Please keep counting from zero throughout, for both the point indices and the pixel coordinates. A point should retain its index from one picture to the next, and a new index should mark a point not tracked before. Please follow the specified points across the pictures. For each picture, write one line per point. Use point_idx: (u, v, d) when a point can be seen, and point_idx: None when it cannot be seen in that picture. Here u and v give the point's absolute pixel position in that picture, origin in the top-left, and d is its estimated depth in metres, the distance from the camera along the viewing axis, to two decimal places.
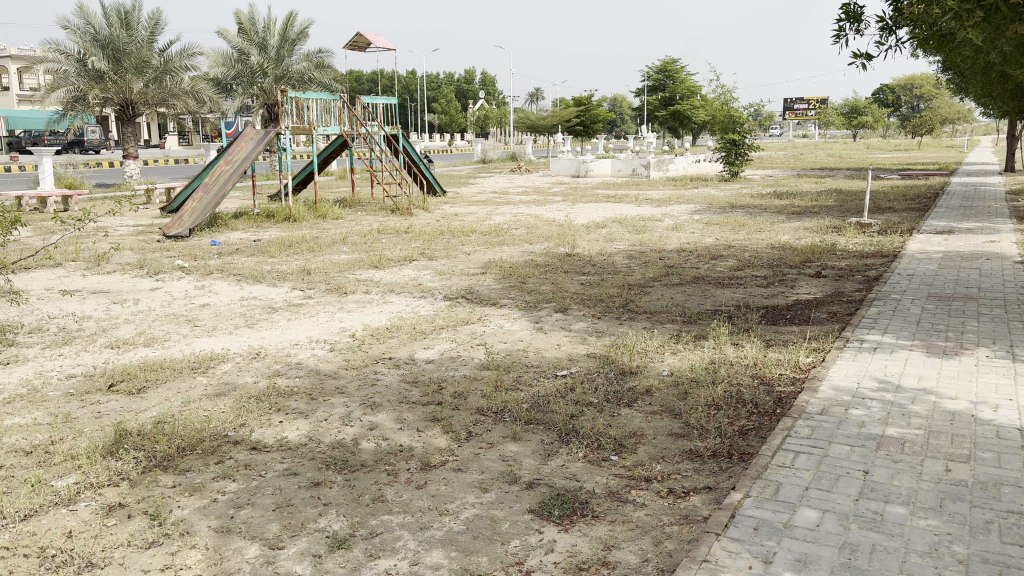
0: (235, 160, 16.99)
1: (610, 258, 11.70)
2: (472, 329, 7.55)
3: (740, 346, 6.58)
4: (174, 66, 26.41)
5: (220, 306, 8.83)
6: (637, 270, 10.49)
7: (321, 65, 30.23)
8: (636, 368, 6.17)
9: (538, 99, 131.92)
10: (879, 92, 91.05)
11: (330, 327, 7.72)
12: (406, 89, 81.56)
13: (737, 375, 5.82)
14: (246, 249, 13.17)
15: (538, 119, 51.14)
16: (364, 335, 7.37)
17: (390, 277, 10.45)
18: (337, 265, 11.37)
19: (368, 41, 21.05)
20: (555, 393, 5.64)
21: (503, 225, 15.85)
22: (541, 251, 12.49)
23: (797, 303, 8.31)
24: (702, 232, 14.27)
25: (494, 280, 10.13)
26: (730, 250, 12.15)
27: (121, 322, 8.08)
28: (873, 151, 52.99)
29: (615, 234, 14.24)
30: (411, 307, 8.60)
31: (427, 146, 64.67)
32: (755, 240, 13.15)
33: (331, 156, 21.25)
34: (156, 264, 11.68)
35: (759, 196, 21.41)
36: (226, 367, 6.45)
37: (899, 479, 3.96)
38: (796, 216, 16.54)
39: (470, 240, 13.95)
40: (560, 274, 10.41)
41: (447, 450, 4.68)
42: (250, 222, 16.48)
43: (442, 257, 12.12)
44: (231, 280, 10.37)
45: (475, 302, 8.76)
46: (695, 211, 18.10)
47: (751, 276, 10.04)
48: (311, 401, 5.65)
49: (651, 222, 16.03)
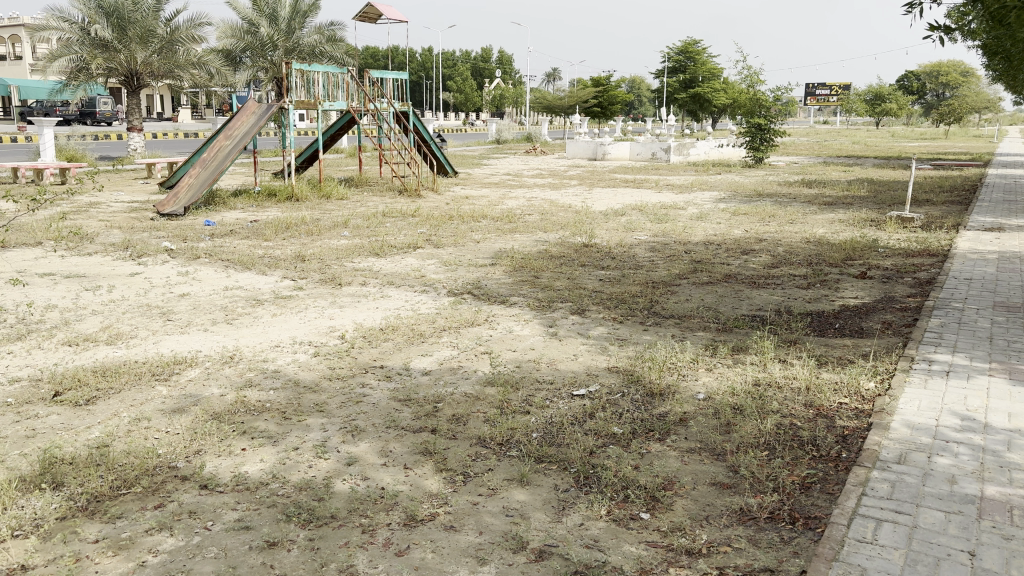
0: (234, 136, 16.11)
1: (631, 250, 10.80)
2: (478, 332, 6.67)
3: (788, 365, 5.68)
4: (180, 36, 25.49)
5: (199, 296, 7.98)
6: (661, 265, 9.57)
7: (333, 39, 29.26)
8: (667, 388, 5.27)
9: (556, 79, 130.27)
10: (904, 79, 88.96)
11: (317, 326, 6.86)
12: (420, 67, 80.47)
13: (788, 404, 4.94)
14: (242, 230, 12.33)
15: (555, 99, 49.96)
16: (355, 337, 6.49)
17: (390, 266, 9.60)
18: (335, 251, 10.51)
19: (379, 12, 20.02)
20: (573, 420, 4.77)
21: (516, 210, 14.93)
22: (557, 240, 11.60)
23: (844, 312, 7.39)
24: (729, 223, 13.33)
25: (505, 272, 9.26)
26: (761, 244, 11.23)
27: (87, 314, 7.23)
28: (897, 139, 51.71)
29: (636, 222, 13.31)
30: (411, 303, 7.72)
31: (441, 126, 63.78)
32: (787, 234, 12.21)
33: (338, 134, 20.35)
34: (141, 245, 10.86)
35: (785, 184, 20.40)
36: (192, 374, 5.59)
37: (1017, 566, 3.06)
38: (829, 207, 15.57)
39: (481, 225, 13.06)
40: (577, 268, 9.51)
41: (440, 496, 3.80)
42: (249, 201, 15.67)
43: (449, 245, 11.25)
44: (218, 265, 9.52)
45: (483, 298, 7.88)
46: (720, 198, 17.11)
47: (788, 275, 9.11)
48: (283, 422, 4.80)
49: (673, 210, 15.10)
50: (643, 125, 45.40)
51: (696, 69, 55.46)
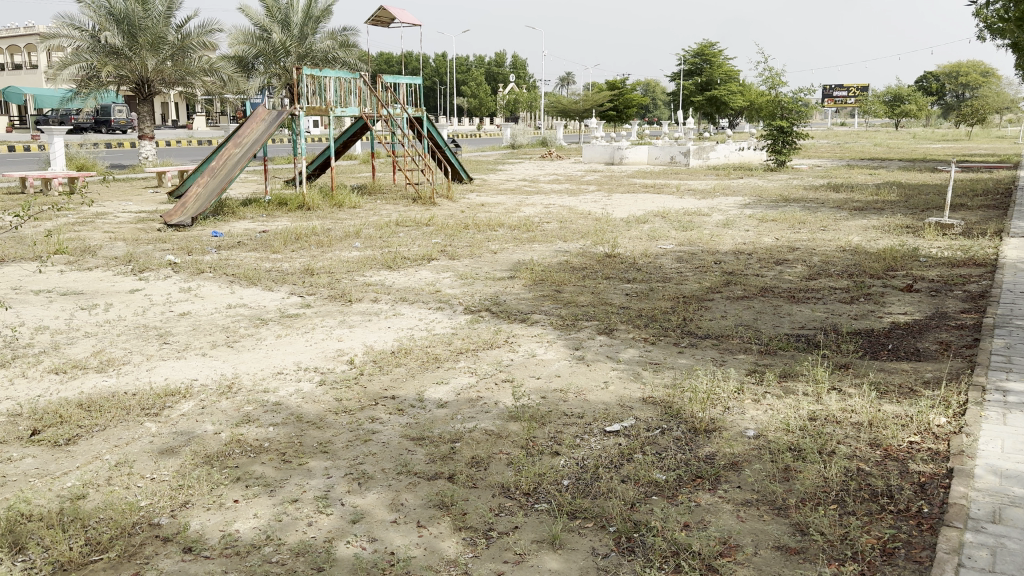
0: (243, 144, 15.67)
1: (657, 260, 10.27)
2: (498, 356, 6.13)
3: (845, 396, 5.11)
4: (191, 42, 25.19)
5: (200, 316, 7.49)
6: (690, 278, 9.00)
7: (346, 44, 28.94)
8: (712, 424, 4.71)
9: (570, 83, 129.74)
10: (924, 80, 87.74)
11: (325, 349, 6.35)
12: (434, 73, 80.24)
13: (851, 445, 4.37)
14: (250, 241, 11.88)
15: (569, 103, 49.38)
16: (364, 363, 5.97)
17: (404, 280, 9.11)
18: (346, 263, 10.02)
19: (392, 16, 19.59)
20: (608, 463, 4.22)
21: (533, 218, 14.41)
22: (578, 250, 11.06)
23: (895, 331, 6.80)
24: (757, 230, 12.75)
25: (525, 286, 8.73)
26: (795, 253, 10.63)
27: (79, 337, 6.75)
28: (918, 141, 50.88)
29: (659, 230, 12.76)
30: (426, 322, 7.19)
31: (455, 131, 63.40)
32: (820, 242, 11.60)
33: (350, 140, 19.90)
34: (145, 259, 10.42)
35: (811, 188, 19.75)
36: (185, 409, 5.08)
37: None
38: (860, 213, 14.96)
39: (498, 234, 12.54)
40: (601, 281, 8.96)
41: (459, 564, 3.26)
42: (259, 211, 15.23)
43: (465, 256, 10.73)
44: (222, 280, 9.04)
45: (502, 316, 7.35)
46: (745, 204, 16.51)
47: (828, 288, 8.54)
48: (283, 465, 4.28)
49: (697, 216, 14.53)
50: (660, 127, 44.80)
51: (713, 71, 54.79)
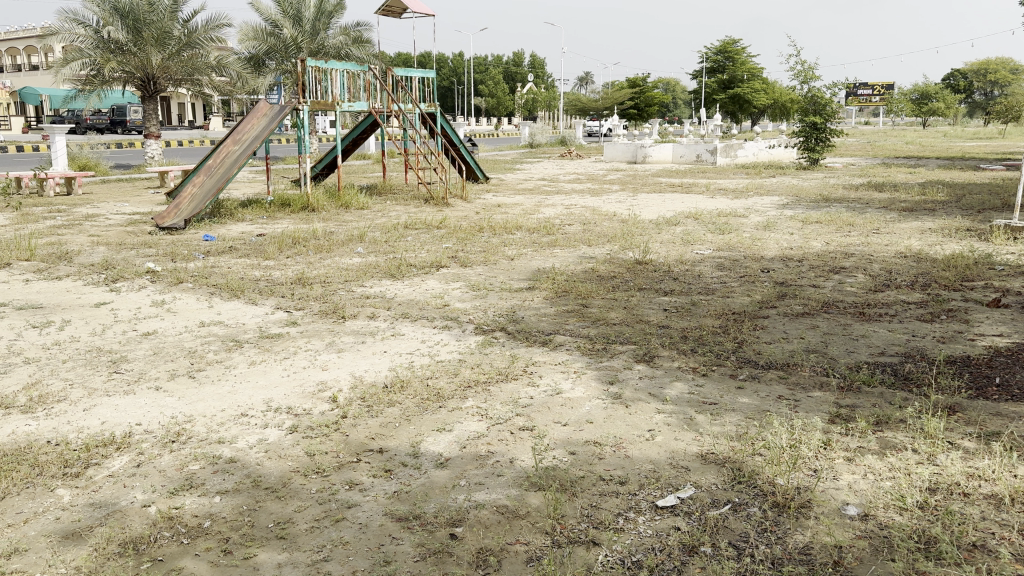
0: (243, 140, 14.65)
1: (695, 268, 9.10)
2: (514, 391, 4.98)
3: (967, 456, 3.93)
4: (198, 38, 24.21)
5: (166, 336, 6.39)
6: (738, 290, 7.80)
7: (359, 40, 27.94)
8: (802, 499, 3.54)
9: (588, 82, 128.36)
10: (953, 77, 85.78)
11: (305, 381, 5.22)
12: (452, 72, 79.10)
13: (998, 537, 3.20)
14: (242, 245, 10.83)
15: (589, 101, 48.08)
16: (349, 401, 4.81)
17: (408, 291, 8.02)
18: (343, 272, 8.92)
19: (404, 5, 18.48)
20: (668, 564, 3.07)
21: (554, 220, 13.29)
22: (604, 256, 9.89)
23: (998, 358, 5.58)
24: (803, 234, 11.55)
25: (547, 299, 7.57)
26: (851, 262, 9.41)
27: (16, 364, 5.68)
28: (949, 140, 49.31)
29: (693, 233, 11.58)
30: (429, 345, 6.05)
31: (472, 131, 62.32)
32: (876, 248, 10.36)
33: (360, 138, 18.82)
34: (122, 266, 9.37)
35: (851, 188, 18.45)
36: (115, 469, 3.96)
37: None
38: (911, 214, 13.68)
39: (515, 238, 11.39)
40: (634, 293, 7.77)
41: None
42: (259, 212, 14.18)
43: (478, 263, 9.59)
44: (202, 291, 7.95)
45: (519, 338, 6.18)
46: (784, 204, 15.26)
47: (901, 303, 7.33)
48: (224, 558, 3.16)
49: (733, 218, 13.32)
50: (683, 125, 43.47)
51: (735, 68, 53.24)
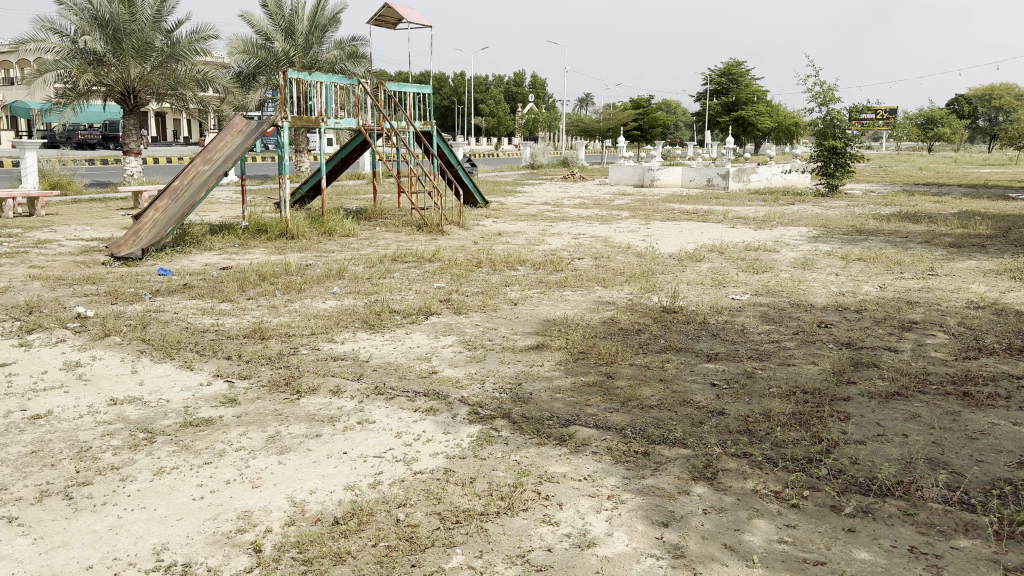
0: (214, 160, 13.16)
1: (736, 319, 7.56)
2: (522, 534, 3.41)
3: None
4: (183, 49, 22.79)
5: (60, 422, 4.81)
6: (799, 356, 6.24)
7: (355, 55, 26.52)
8: None
9: (589, 103, 127.31)
10: (957, 103, 84.90)
11: (226, 510, 3.65)
12: (452, 91, 77.98)
13: None
14: (202, 282, 9.28)
15: (592, 122, 46.74)
16: (280, 554, 3.26)
17: (387, 349, 6.48)
18: (312, 320, 7.37)
19: (400, 15, 17.04)
20: None
21: (562, 253, 11.78)
22: (625, 302, 8.33)
23: None
24: (848, 275, 10.04)
25: (561, 365, 6.00)
26: (920, 314, 7.85)
27: None
28: (962, 166, 47.96)
29: (724, 272, 10.04)
30: (408, 440, 4.48)
31: (471, 152, 60.85)
32: (942, 295, 8.81)
33: (348, 157, 17.29)
34: (47, 309, 7.78)
35: (883, 219, 17.00)
36: None
37: None
38: (962, 252, 12.18)
39: (519, 277, 9.84)
40: (668, 356, 6.21)
41: None
42: (231, 239, 12.66)
43: (476, 309, 8.04)
44: (132, 348, 6.38)
45: (527, 431, 4.60)
46: (815, 237, 13.75)
47: (1009, 378, 5.77)
48: None
49: (764, 253, 11.82)
50: (688, 147, 42.05)
51: (741, 90, 52.01)
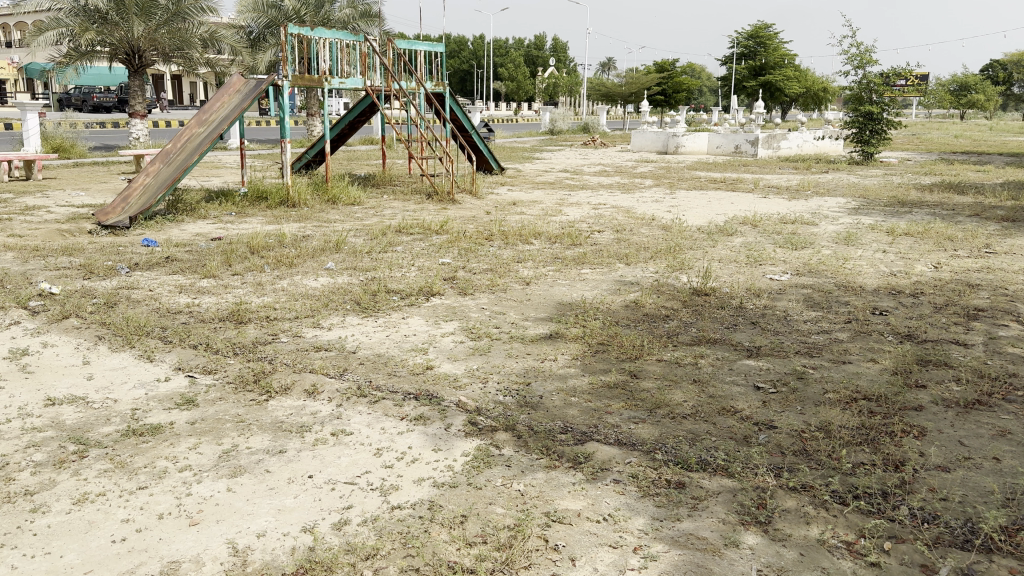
0: (210, 122, 12.32)
1: (777, 304, 6.66)
2: None
3: None
4: (187, 7, 21.83)
5: None
6: (855, 351, 5.35)
7: (368, 14, 25.45)
8: None
9: (611, 68, 124.66)
10: (992, 68, 82.07)
11: (147, 562, 2.87)
12: (471, 55, 76.33)
13: None
14: (187, 254, 8.51)
15: (614, 86, 45.33)
16: None
17: (378, 337, 5.66)
18: (299, 301, 6.57)
19: None
20: None
21: (581, 224, 10.88)
22: (651, 282, 7.46)
23: None
24: (898, 252, 9.07)
25: (578, 360, 5.16)
26: (986, 300, 6.92)
27: None
28: (998, 134, 46.13)
29: (759, 248, 9.11)
30: (389, 460, 3.67)
31: (489, 117, 59.61)
32: (1007, 277, 7.84)
33: (355, 120, 16.36)
34: (11, 284, 7.04)
35: (925, 189, 15.92)
36: None
37: None
38: (1018, 226, 11.14)
39: (533, 251, 8.97)
40: (703, 350, 5.35)
41: None
42: (227, 207, 11.87)
43: (483, 289, 7.20)
44: (89, 333, 5.61)
45: (534, 450, 3.79)
46: (854, 209, 12.72)
47: None
48: None
49: (801, 227, 10.84)
50: (714, 113, 40.57)
51: (769, 54, 50.19)
